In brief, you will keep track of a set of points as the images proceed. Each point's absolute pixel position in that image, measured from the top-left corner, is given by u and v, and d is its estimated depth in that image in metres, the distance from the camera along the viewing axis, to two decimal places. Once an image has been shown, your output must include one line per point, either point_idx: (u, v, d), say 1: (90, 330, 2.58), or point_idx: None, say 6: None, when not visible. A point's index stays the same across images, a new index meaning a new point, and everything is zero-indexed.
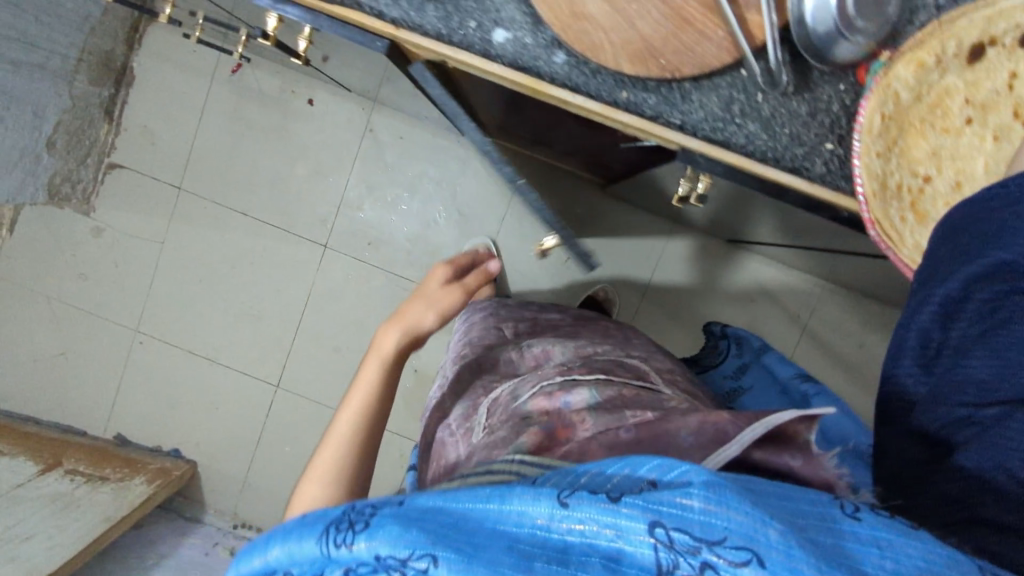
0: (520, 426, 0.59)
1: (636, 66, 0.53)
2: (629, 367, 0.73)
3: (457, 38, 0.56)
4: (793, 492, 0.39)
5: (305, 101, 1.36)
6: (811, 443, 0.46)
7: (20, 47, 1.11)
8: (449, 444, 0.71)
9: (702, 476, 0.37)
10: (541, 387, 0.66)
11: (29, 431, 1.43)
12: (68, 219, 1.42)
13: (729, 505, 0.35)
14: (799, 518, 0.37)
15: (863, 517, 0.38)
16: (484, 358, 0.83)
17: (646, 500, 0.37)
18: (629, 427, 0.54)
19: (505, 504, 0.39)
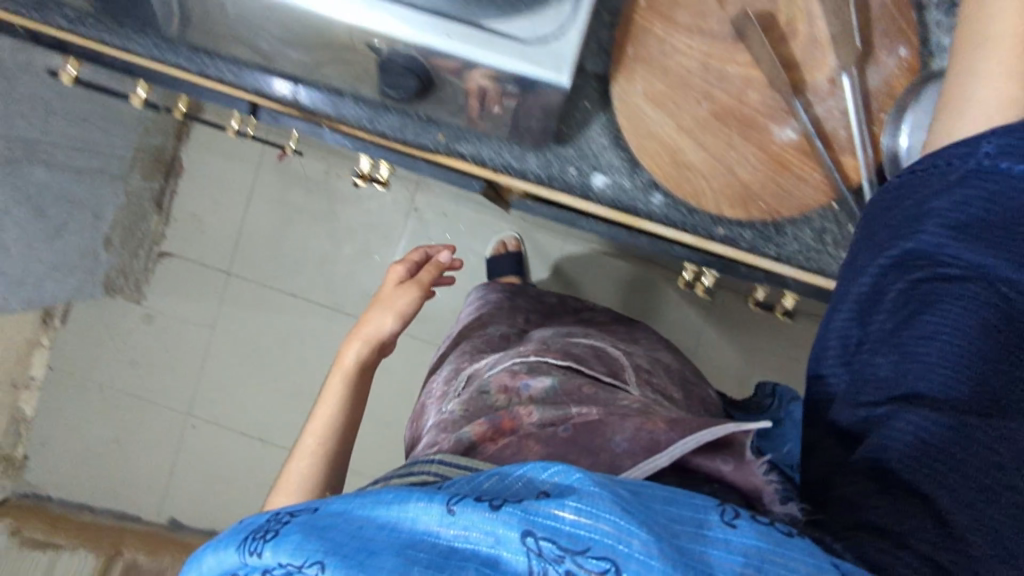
0: (479, 409, 0.66)
1: (736, 208, 0.56)
2: (605, 359, 0.75)
3: (558, 184, 0.59)
4: (678, 499, 0.40)
5: (350, 184, 1.39)
6: (746, 449, 0.49)
7: (85, 155, 1.15)
8: (434, 405, 0.81)
9: (587, 483, 0.38)
10: (510, 367, 0.71)
11: (84, 520, 1.49)
12: (121, 308, 1.46)
13: (598, 515, 0.37)
14: (673, 522, 0.38)
15: (740, 524, 0.39)
16: (485, 339, 0.91)
17: (523, 509, 0.38)
18: (568, 424, 0.56)
19: (400, 510, 0.39)
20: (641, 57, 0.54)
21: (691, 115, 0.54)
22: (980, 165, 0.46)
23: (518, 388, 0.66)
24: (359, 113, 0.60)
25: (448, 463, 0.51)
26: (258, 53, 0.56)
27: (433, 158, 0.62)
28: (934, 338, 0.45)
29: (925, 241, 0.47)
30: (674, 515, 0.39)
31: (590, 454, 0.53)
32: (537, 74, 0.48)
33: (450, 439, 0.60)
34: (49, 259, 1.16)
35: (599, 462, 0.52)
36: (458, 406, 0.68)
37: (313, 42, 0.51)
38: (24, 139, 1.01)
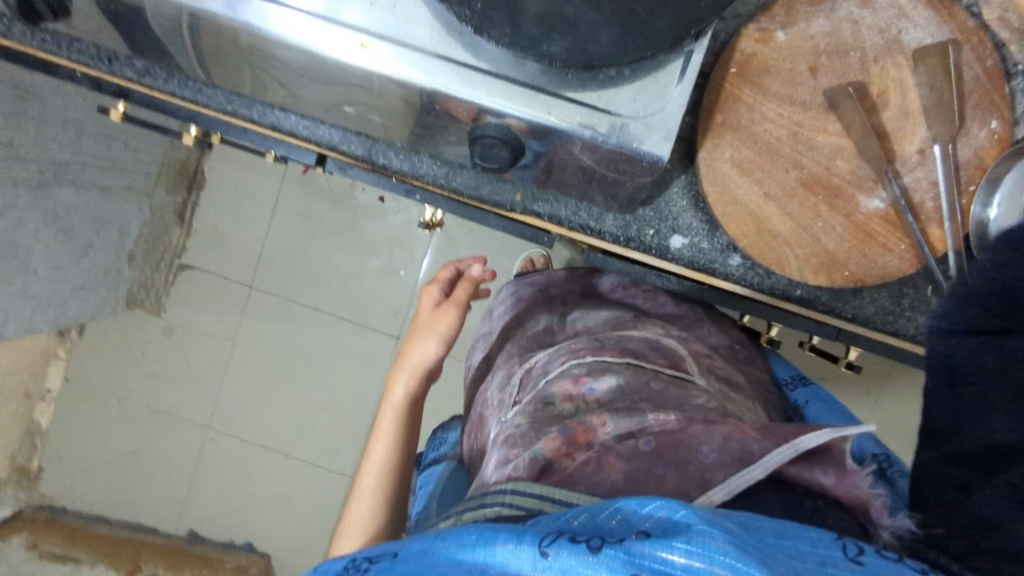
0: (541, 421, 0.53)
1: (819, 275, 0.56)
2: (665, 346, 0.63)
3: (635, 244, 0.59)
4: (793, 530, 0.35)
5: (376, 198, 1.39)
6: (847, 456, 0.41)
7: (111, 172, 1.15)
8: (485, 417, 0.67)
9: (694, 521, 0.33)
10: (567, 367, 0.59)
11: (101, 532, 1.46)
12: (140, 320, 1.45)
13: (712, 559, 0.31)
14: (795, 559, 0.33)
15: (868, 562, 0.33)
16: (523, 326, 0.77)
17: (626, 552, 0.33)
18: (649, 438, 0.46)
19: (488, 554, 0.35)
20: (730, 124, 0.54)
21: (779, 182, 0.54)
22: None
23: (582, 395, 0.54)
24: (434, 169, 0.60)
25: (520, 490, 0.43)
26: (340, 114, 0.56)
27: (506, 212, 0.63)
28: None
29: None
30: (795, 552, 0.33)
31: (678, 469, 0.44)
32: (638, 147, 0.48)
33: (518, 461, 0.49)
34: (75, 278, 1.14)
35: (688, 479, 0.43)
36: (521, 417, 0.55)
37: (407, 110, 0.51)
38: (56, 162, 0.99)
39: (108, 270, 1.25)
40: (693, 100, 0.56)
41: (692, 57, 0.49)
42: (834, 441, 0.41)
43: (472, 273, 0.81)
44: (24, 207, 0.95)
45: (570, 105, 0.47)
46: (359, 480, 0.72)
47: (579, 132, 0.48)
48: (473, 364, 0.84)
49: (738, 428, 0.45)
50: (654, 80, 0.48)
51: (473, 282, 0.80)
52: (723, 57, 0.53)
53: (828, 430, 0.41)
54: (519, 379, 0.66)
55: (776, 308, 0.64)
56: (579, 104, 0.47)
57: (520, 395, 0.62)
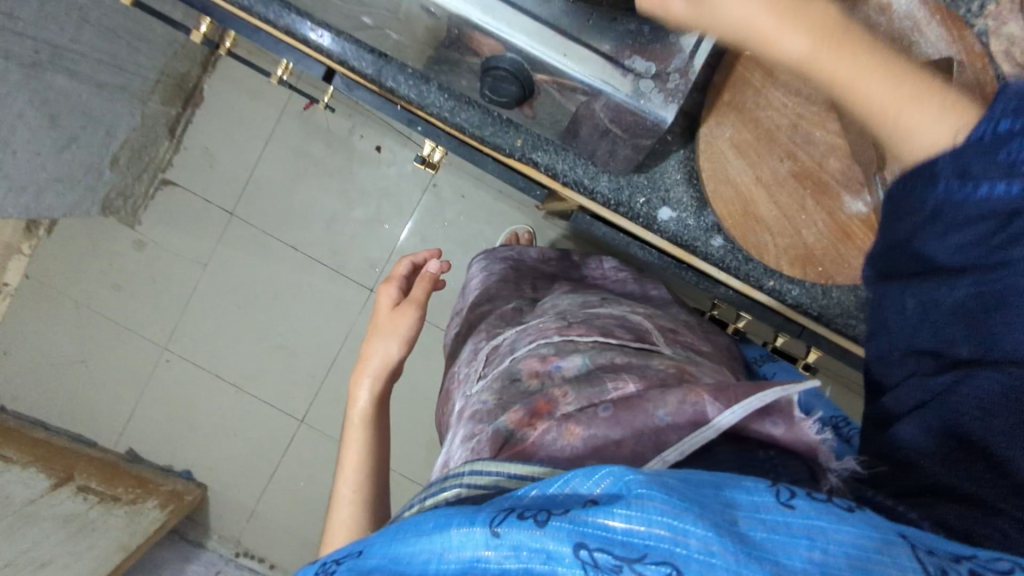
0: (507, 398, 0.53)
1: (795, 267, 0.58)
2: (632, 322, 0.65)
3: (624, 209, 0.61)
4: (731, 482, 0.34)
5: (373, 146, 1.38)
6: (794, 407, 0.40)
7: (108, 69, 1.12)
8: (453, 390, 0.69)
9: (634, 486, 0.32)
10: (535, 346, 0.59)
11: (37, 436, 1.43)
12: (112, 228, 1.42)
13: (650, 519, 0.30)
14: (729, 508, 0.32)
15: (800, 505, 0.32)
16: (491, 308, 0.78)
17: (571, 521, 0.32)
18: (607, 403, 0.46)
19: (444, 539, 0.34)
20: (735, 104, 0.55)
21: (771, 170, 0.56)
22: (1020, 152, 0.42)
23: (549, 372, 0.54)
24: (440, 101, 0.60)
25: (479, 469, 0.42)
26: (359, 29, 0.56)
27: (502, 156, 0.64)
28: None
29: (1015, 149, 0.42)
30: (736, 503, 0.32)
31: (635, 434, 0.43)
32: (646, 105, 0.49)
33: (482, 437, 0.49)
34: (53, 169, 1.11)
35: (644, 442, 0.43)
36: (488, 394, 0.55)
37: (431, 38, 0.51)
38: (54, 45, 0.97)
39: (88, 169, 1.22)
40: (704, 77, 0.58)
41: None
42: (783, 395, 0.40)
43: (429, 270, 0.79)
44: (13, 84, 0.92)
45: (588, 54, 0.47)
46: (335, 489, 0.66)
47: (594, 84, 0.48)
48: (448, 341, 0.85)
49: (694, 390, 0.44)
50: (671, 39, 0.49)
51: (431, 278, 0.78)
52: None
53: (776, 388, 0.40)
54: (485, 355, 0.67)
55: (748, 297, 0.66)
56: (596, 54, 0.47)
57: (487, 370, 0.62)
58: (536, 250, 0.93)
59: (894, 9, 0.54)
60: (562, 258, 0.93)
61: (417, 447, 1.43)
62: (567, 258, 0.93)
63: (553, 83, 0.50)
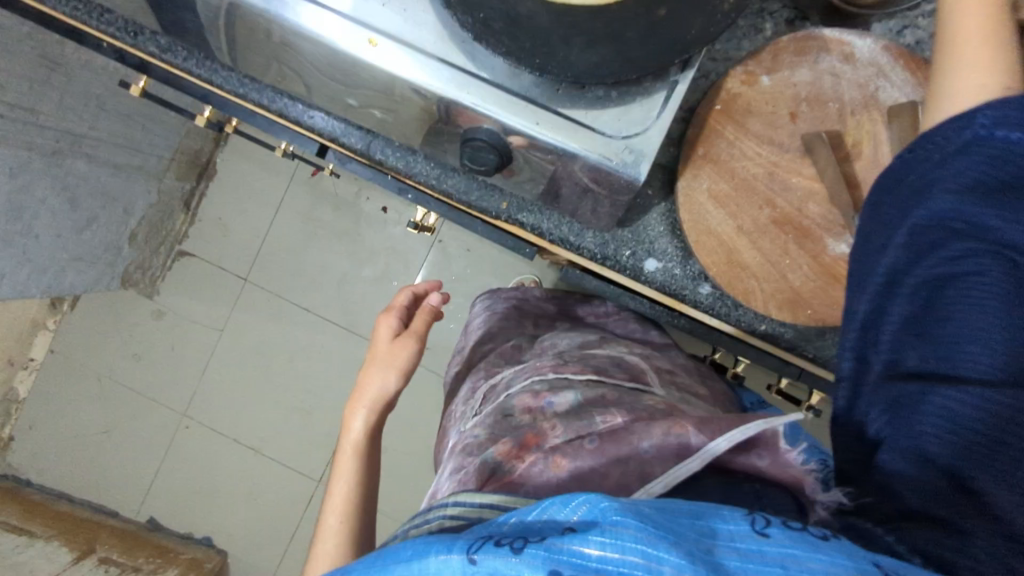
0: (497, 431, 0.53)
1: (783, 311, 0.58)
2: (629, 362, 0.65)
3: (611, 262, 0.62)
4: (707, 513, 0.34)
5: (379, 207, 1.42)
6: (780, 440, 0.42)
7: (124, 151, 1.18)
8: (449, 426, 0.70)
9: (609, 512, 0.31)
10: (530, 383, 0.59)
11: (62, 509, 1.44)
12: (132, 300, 1.47)
13: (624, 547, 0.30)
14: (705, 537, 0.32)
15: (774, 533, 0.32)
16: (493, 346, 0.79)
17: (546, 548, 0.31)
18: (593, 435, 0.47)
19: (420, 567, 0.33)
20: (710, 157, 0.57)
21: (752, 218, 0.57)
22: (976, 137, 0.44)
23: (541, 407, 0.54)
24: (426, 170, 0.63)
25: (461, 500, 0.41)
26: (345, 108, 0.59)
27: (491, 219, 0.66)
28: (971, 304, 0.42)
29: (976, 132, 0.44)
30: (710, 532, 0.32)
31: (620, 466, 0.44)
32: (617, 167, 0.51)
33: (471, 468, 0.49)
34: (74, 248, 1.17)
35: (629, 473, 0.44)
36: (479, 428, 0.56)
37: (429, 116, 0.54)
38: (73, 133, 1.03)
39: (108, 246, 1.27)
40: (678, 132, 0.60)
41: (676, 87, 0.51)
42: (768, 428, 0.42)
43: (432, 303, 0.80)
44: (36, 172, 0.98)
45: (549, 114, 0.50)
46: (321, 521, 0.66)
47: (559, 145, 0.50)
48: (449, 379, 0.85)
49: (679, 422, 0.45)
50: (636, 107, 0.50)
51: (432, 312, 0.78)
52: (709, 94, 0.57)
53: (760, 419, 0.41)
54: (482, 392, 0.67)
55: (741, 341, 0.66)
56: (564, 119, 0.50)
57: (482, 407, 0.63)
58: (540, 291, 0.94)
59: (857, 55, 0.56)
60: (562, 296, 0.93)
61: None
62: (569, 297, 0.93)
63: (528, 147, 0.52)
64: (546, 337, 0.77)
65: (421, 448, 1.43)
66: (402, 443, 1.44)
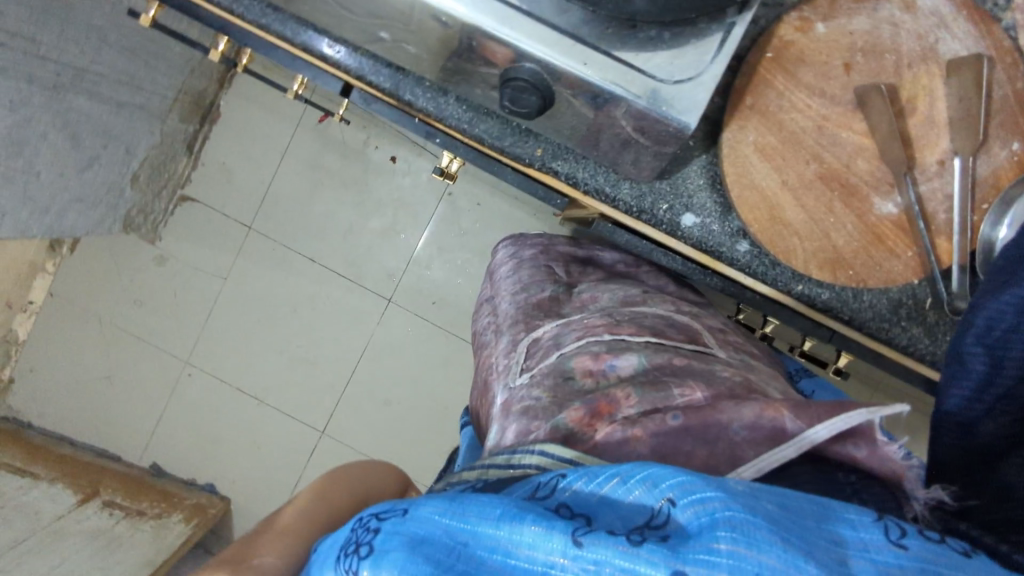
0: (562, 395, 0.55)
1: (823, 271, 0.56)
2: (680, 322, 0.67)
3: (647, 218, 0.60)
4: (835, 516, 0.36)
5: (387, 156, 1.40)
6: (877, 430, 0.41)
7: (127, 89, 1.14)
8: (489, 379, 0.71)
9: (739, 513, 0.34)
10: (585, 344, 0.61)
11: (65, 452, 1.43)
12: (133, 245, 1.44)
13: (760, 548, 0.32)
14: (836, 545, 0.34)
15: (911, 545, 0.34)
16: (527, 296, 0.77)
17: (668, 547, 0.34)
18: (677, 411, 0.46)
19: (515, 535, 0.36)
20: (759, 108, 0.55)
21: (797, 173, 0.55)
22: None
23: (604, 371, 0.56)
24: (458, 112, 0.60)
25: (548, 449, 0.46)
26: (375, 42, 0.56)
27: (522, 166, 0.63)
28: None
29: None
30: (844, 540, 0.34)
31: (708, 445, 0.44)
32: (669, 112, 0.48)
33: (539, 433, 0.50)
34: (76, 189, 1.13)
35: (718, 454, 0.44)
36: (537, 389, 0.57)
37: (436, 50, 0.52)
38: (75, 67, 0.98)
39: (109, 188, 1.23)
40: (725, 81, 0.57)
41: (732, 30, 0.49)
42: (866, 420, 0.40)
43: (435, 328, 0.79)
44: (38, 106, 0.94)
45: (601, 58, 0.47)
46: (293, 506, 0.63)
47: (606, 87, 0.48)
48: (477, 325, 0.86)
49: (771, 405, 0.44)
50: (689, 50, 0.48)
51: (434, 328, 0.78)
52: (760, 41, 0.54)
53: (861, 410, 0.40)
54: (524, 347, 0.68)
55: (774, 301, 0.64)
56: (614, 61, 0.47)
57: (530, 363, 0.64)
58: (567, 239, 0.92)
59: (918, 5, 0.53)
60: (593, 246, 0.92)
61: (439, 457, 1.45)
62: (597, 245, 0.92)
63: (576, 90, 0.49)
64: (585, 289, 0.78)
65: (426, 401, 1.45)
66: (408, 396, 1.45)
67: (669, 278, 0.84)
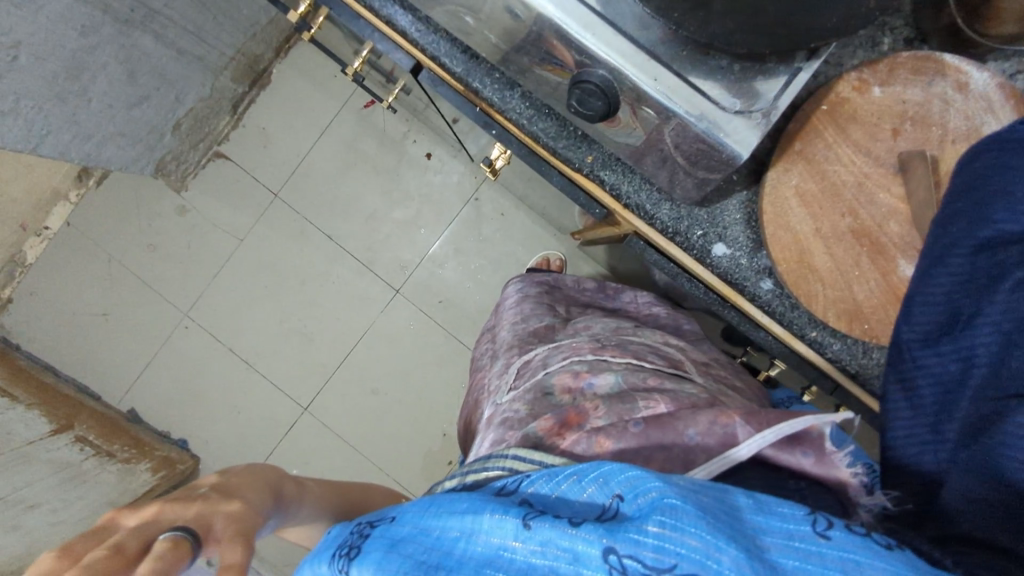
0: (538, 409, 0.57)
1: (842, 320, 0.58)
2: (666, 352, 0.68)
3: (680, 240, 0.62)
4: (765, 503, 0.36)
5: (423, 153, 1.43)
6: (825, 438, 0.42)
7: (191, 38, 1.17)
8: (482, 400, 0.73)
9: (668, 494, 0.35)
10: (567, 361, 0.62)
11: (46, 381, 1.40)
12: (159, 191, 1.46)
13: (684, 530, 0.33)
14: (759, 534, 0.34)
15: (835, 536, 0.34)
16: (524, 325, 0.79)
17: (604, 527, 0.35)
18: (638, 419, 0.49)
19: (476, 522, 0.38)
20: (806, 154, 0.58)
21: (831, 224, 0.57)
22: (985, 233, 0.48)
23: (581, 388, 0.58)
24: (521, 109, 0.63)
25: (523, 456, 0.45)
26: (456, 24, 0.58)
27: (571, 170, 0.66)
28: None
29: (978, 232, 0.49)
30: (764, 528, 0.34)
31: (664, 450, 0.47)
32: (722, 138, 0.51)
33: (512, 441, 0.53)
34: (120, 123, 1.15)
35: (672, 459, 0.46)
36: (519, 402, 0.59)
37: (512, 42, 0.55)
38: (148, 7, 1.01)
39: (151, 130, 1.25)
40: (777, 125, 0.60)
41: (798, 74, 0.51)
42: (814, 426, 0.42)
43: (467, 418, 0.79)
44: (105, 36, 0.97)
45: (675, 78, 0.50)
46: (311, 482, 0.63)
47: (662, 101, 0.51)
48: (478, 354, 0.87)
49: (725, 412, 0.46)
50: (756, 86, 0.51)
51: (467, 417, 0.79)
52: (817, 93, 0.57)
53: (809, 416, 0.42)
54: (515, 369, 0.69)
55: (787, 347, 0.66)
56: (685, 82, 0.50)
57: (518, 382, 0.65)
58: (571, 277, 0.95)
59: (971, 88, 0.56)
60: (601, 283, 0.96)
61: (414, 453, 1.44)
62: (601, 286, 0.95)
63: (643, 104, 0.52)
64: (582, 320, 0.79)
65: (413, 396, 1.45)
66: (396, 388, 1.45)
67: (672, 310, 0.87)
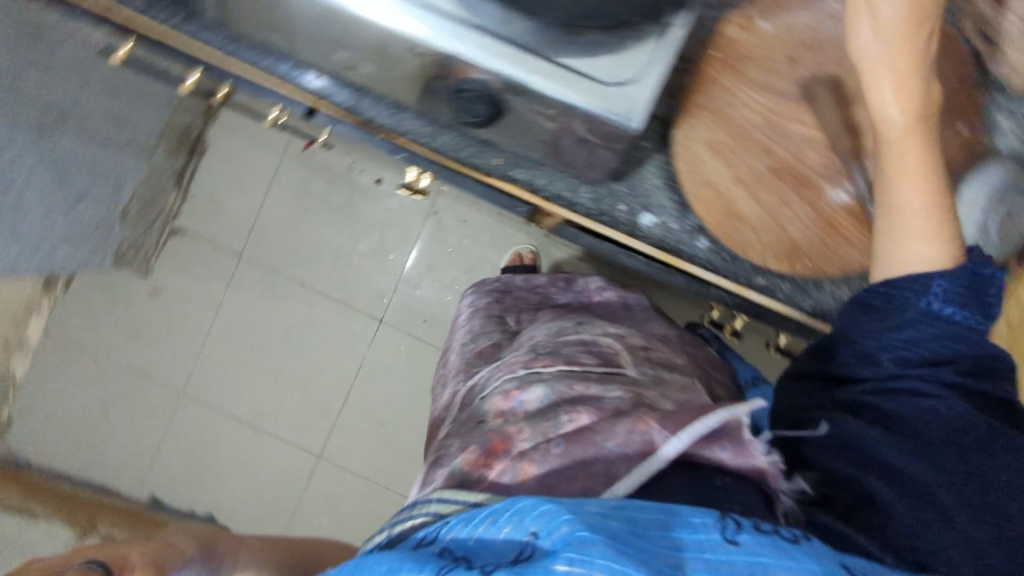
0: (467, 438, 0.56)
1: (780, 261, 0.62)
2: (601, 346, 0.65)
3: (607, 218, 0.64)
4: (676, 520, 0.40)
5: (373, 180, 1.43)
6: (742, 431, 0.48)
7: (113, 123, 1.16)
8: (435, 429, 0.73)
9: (577, 529, 0.37)
10: (500, 381, 0.61)
11: (62, 490, 1.41)
12: (125, 279, 1.46)
13: (591, 562, 0.35)
14: (674, 551, 0.38)
15: (742, 540, 0.39)
16: (473, 345, 0.78)
17: (519, 568, 0.37)
18: (559, 440, 0.50)
19: None
20: (706, 107, 0.59)
21: (748, 169, 0.60)
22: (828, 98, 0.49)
23: (511, 409, 0.56)
24: (417, 127, 0.62)
25: (445, 498, 0.49)
26: (332, 63, 0.58)
27: (482, 175, 0.66)
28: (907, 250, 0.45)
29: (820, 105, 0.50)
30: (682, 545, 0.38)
31: (586, 468, 0.48)
32: (613, 112, 0.49)
33: (441, 478, 0.53)
34: (64, 224, 1.15)
35: (595, 474, 0.48)
36: (455, 433, 0.58)
37: (387, 67, 0.54)
38: None
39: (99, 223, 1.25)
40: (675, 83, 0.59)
41: (670, 31, 0.50)
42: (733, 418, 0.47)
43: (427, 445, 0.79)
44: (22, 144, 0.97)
45: (545, 63, 0.48)
46: None
47: (540, 87, 0.49)
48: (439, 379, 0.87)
49: (641, 421, 0.49)
50: (633, 50, 0.49)
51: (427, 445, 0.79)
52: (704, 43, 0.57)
53: (726, 410, 0.47)
54: (460, 397, 0.69)
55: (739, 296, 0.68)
56: (558, 65, 0.48)
57: (460, 412, 0.64)
58: (520, 278, 0.94)
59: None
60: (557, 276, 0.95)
61: None
62: (552, 282, 0.93)
63: (528, 98, 0.51)
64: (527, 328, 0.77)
65: (421, 419, 1.45)
66: (402, 415, 1.45)
67: None
